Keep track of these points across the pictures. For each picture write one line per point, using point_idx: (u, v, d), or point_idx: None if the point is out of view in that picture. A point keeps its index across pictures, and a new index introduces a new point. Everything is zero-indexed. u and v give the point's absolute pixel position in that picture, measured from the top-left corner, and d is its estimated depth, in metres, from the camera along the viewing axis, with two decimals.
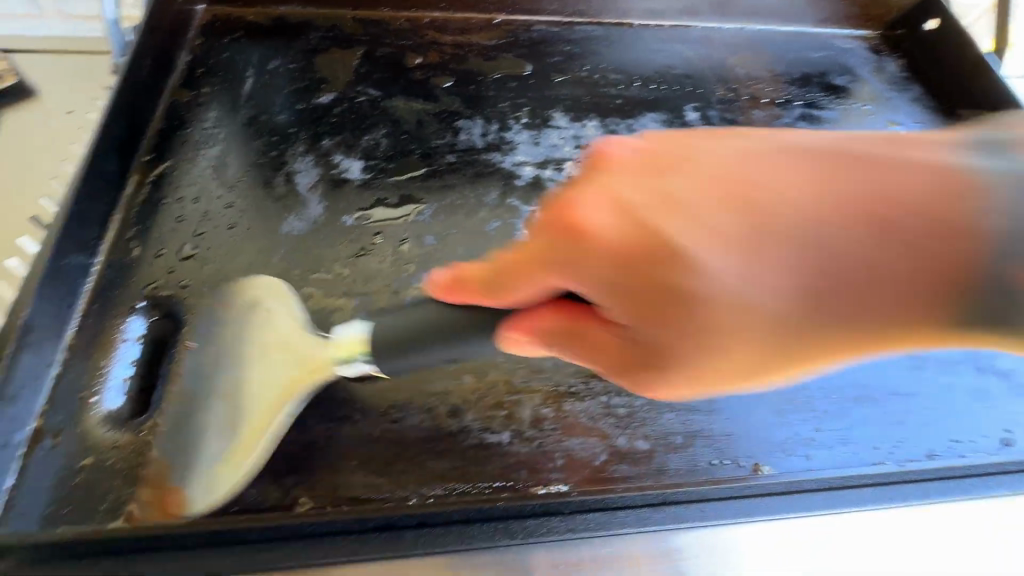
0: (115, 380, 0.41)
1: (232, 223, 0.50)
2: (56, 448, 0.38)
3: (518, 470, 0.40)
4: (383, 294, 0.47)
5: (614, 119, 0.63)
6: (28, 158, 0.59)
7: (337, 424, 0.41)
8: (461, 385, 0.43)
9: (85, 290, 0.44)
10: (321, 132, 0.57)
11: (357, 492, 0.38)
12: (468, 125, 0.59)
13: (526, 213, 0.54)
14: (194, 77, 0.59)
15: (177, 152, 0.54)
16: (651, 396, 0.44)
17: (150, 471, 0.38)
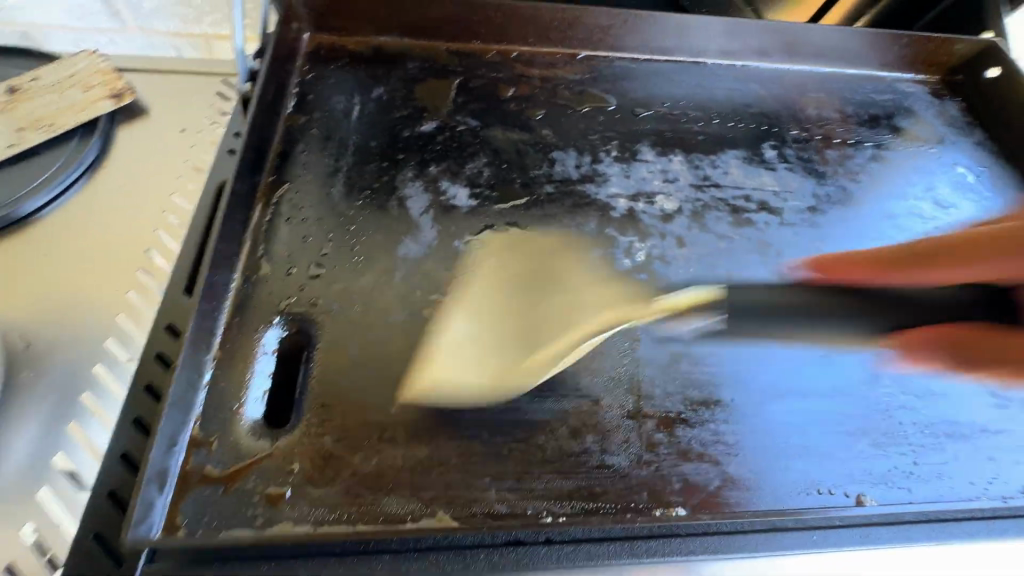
0: (257, 391, 0.44)
1: (352, 243, 0.52)
2: (211, 454, 0.40)
3: (638, 493, 0.42)
4: (498, 318, 0.49)
5: (697, 154, 0.66)
6: (147, 171, 0.62)
7: (469, 442, 0.43)
8: (578, 407, 0.45)
9: (226, 304, 0.47)
10: (427, 159, 0.60)
11: (491, 508, 0.40)
12: (562, 157, 0.63)
13: (623, 243, 0.56)
14: (305, 102, 0.63)
15: (296, 174, 0.57)
16: (755, 426, 0.46)
17: (298, 480, 0.40)
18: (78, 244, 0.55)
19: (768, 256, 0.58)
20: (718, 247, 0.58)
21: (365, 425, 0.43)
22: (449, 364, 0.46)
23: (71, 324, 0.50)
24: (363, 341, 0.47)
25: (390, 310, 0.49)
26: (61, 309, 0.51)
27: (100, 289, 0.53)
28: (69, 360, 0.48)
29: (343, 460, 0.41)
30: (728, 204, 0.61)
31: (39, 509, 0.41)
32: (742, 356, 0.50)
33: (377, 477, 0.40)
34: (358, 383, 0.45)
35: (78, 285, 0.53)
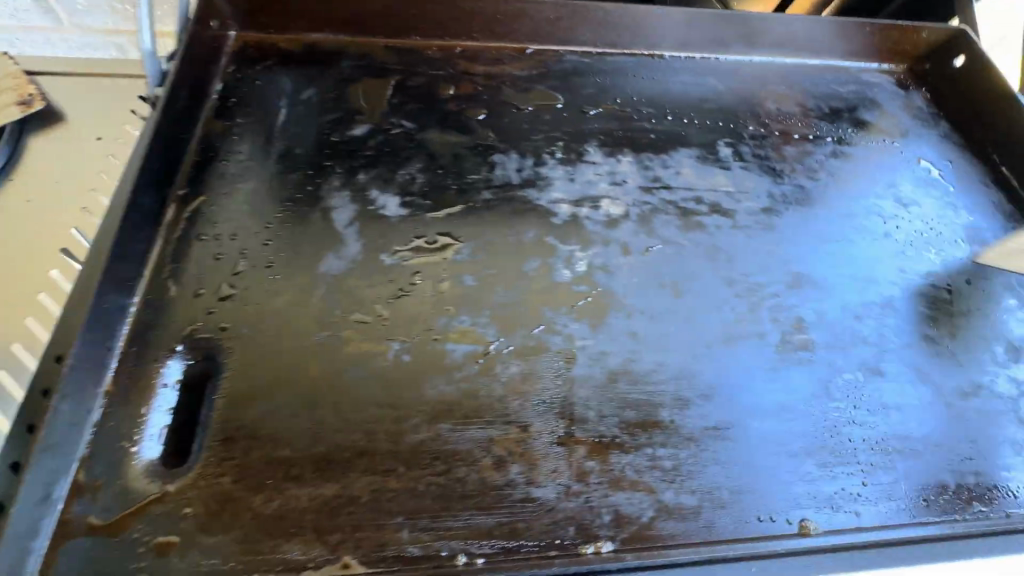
0: (153, 428, 0.41)
1: (269, 260, 0.49)
2: (95, 502, 0.37)
3: (564, 528, 0.39)
4: (423, 338, 0.46)
5: (648, 154, 0.62)
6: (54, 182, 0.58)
7: (382, 477, 0.40)
8: (505, 434, 0.42)
9: (124, 332, 0.44)
10: (356, 166, 0.56)
11: (403, 550, 0.37)
12: (502, 160, 0.59)
13: (564, 253, 0.53)
14: (227, 106, 0.59)
15: (213, 185, 0.53)
16: (695, 449, 0.43)
17: (192, 528, 0.36)
18: None
19: (719, 262, 0.55)
20: (667, 253, 0.55)
21: (269, 463, 0.39)
22: (366, 392, 0.43)
23: None
24: (273, 368, 0.43)
25: (307, 332, 0.45)
26: None
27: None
28: None
29: (244, 502, 0.38)
30: (678, 207, 0.58)
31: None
32: (686, 372, 0.48)
33: (279, 521, 0.37)
34: (263, 413, 0.41)
35: None
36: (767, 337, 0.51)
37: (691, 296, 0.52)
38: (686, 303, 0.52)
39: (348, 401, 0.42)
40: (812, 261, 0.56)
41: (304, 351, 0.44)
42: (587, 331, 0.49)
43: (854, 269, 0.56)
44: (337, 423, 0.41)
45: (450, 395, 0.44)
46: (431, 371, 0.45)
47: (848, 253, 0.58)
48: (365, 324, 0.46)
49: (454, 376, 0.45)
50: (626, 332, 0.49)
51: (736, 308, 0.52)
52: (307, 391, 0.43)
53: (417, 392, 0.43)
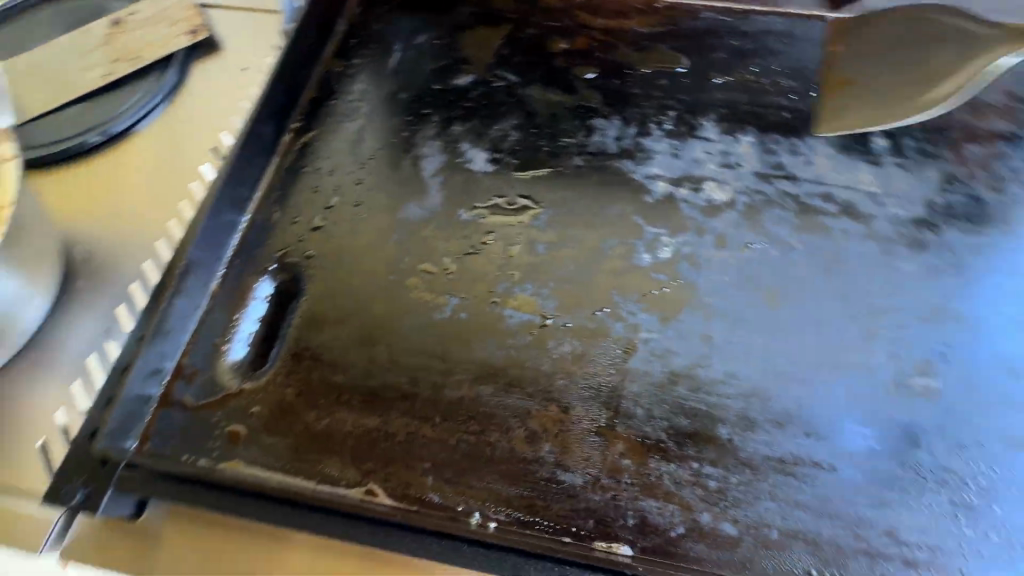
0: (243, 333, 0.46)
1: (359, 199, 0.52)
2: (191, 384, 0.44)
3: (583, 519, 0.38)
4: (482, 299, 0.46)
5: (776, 136, 0.53)
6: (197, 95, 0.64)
7: (419, 423, 0.41)
8: (543, 411, 0.41)
9: (231, 245, 0.49)
10: (453, 116, 0.56)
11: (424, 495, 0.39)
12: (603, 125, 0.55)
13: (648, 236, 0.49)
14: (348, 46, 0.61)
15: (323, 122, 0.57)
16: (750, 477, 0.39)
17: (256, 426, 0.42)
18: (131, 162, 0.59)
19: (835, 274, 0.46)
20: (770, 254, 0.47)
21: (326, 385, 0.43)
22: (421, 339, 0.45)
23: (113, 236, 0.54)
24: (345, 301, 0.47)
25: (379, 273, 0.48)
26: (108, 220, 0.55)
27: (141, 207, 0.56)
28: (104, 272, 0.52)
29: (299, 415, 0.42)
30: (798, 202, 0.50)
31: (45, 426, 0.45)
32: (760, 392, 0.42)
33: (324, 437, 0.41)
34: (329, 339, 0.45)
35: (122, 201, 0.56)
36: (875, 374, 0.42)
37: (788, 307, 0.45)
38: (781, 315, 0.45)
39: (403, 345, 0.45)
40: (962, 292, 0.45)
41: (373, 290, 0.47)
42: (655, 324, 0.45)
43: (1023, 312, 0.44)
44: (391, 363, 0.44)
45: (497, 359, 0.43)
46: (484, 333, 0.45)
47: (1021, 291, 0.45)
48: (431, 275, 0.48)
49: (505, 342, 0.44)
50: (699, 333, 0.44)
51: (843, 332, 0.44)
52: (370, 326, 0.45)
53: (467, 350, 0.44)
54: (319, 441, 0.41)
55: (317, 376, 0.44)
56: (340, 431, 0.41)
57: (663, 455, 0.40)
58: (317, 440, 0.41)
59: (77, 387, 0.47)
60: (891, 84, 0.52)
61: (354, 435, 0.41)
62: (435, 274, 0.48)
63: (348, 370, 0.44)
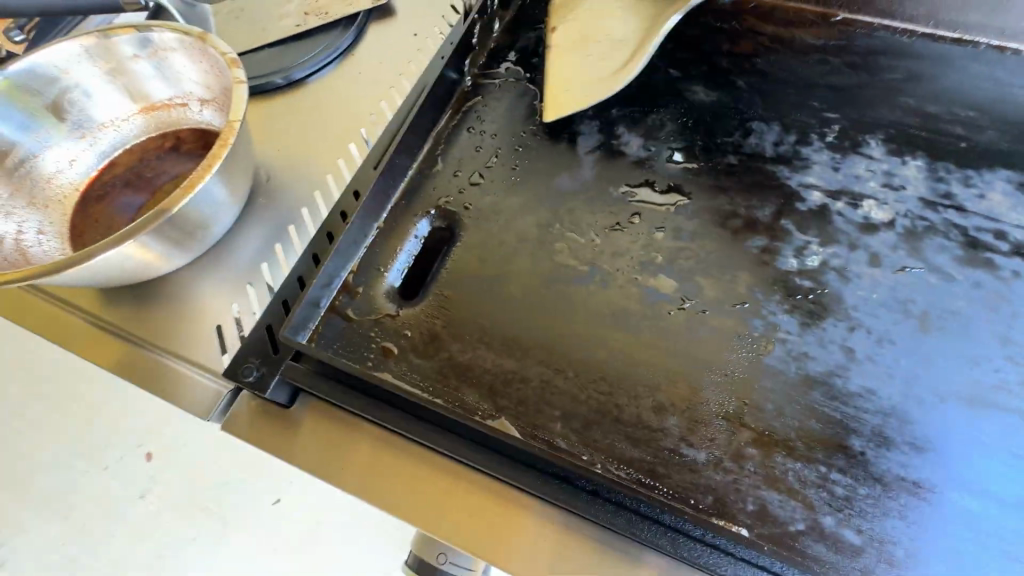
0: (399, 265, 0.51)
1: (516, 164, 0.55)
2: (353, 301, 0.49)
3: (703, 494, 0.39)
4: (623, 273, 0.48)
5: (948, 164, 0.51)
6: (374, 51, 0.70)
7: (553, 374, 0.44)
8: (673, 387, 0.43)
9: (400, 187, 0.55)
10: (613, 100, 0.58)
11: (551, 439, 0.42)
12: (761, 129, 0.55)
13: (796, 241, 0.49)
14: (519, 23, 0.65)
15: (489, 89, 0.61)
16: (879, 492, 0.38)
17: (407, 348, 0.46)
18: (313, 104, 0.66)
19: (998, 313, 0.44)
20: (927, 280, 0.46)
21: (470, 324, 0.47)
22: (561, 299, 0.48)
23: (292, 166, 0.61)
24: (494, 253, 0.51)
25: (528, 233, 0.51)
26: (289, 152, 0.63)
27: (317, 143, 0.63)
28: (283, 195, 0.60)
29: (445, 346, 0.46)
30: (964, 234, 0.48)
31: (221, 314, 0.53)
32: (901, 413, 0.41)
33: (466, 370, 0.45)
34: (477, 284, 0.49)
35: (303, 136, 0.64)
36: None
37: (942, 337, 0.44)
38: (933, 343, 0.44)
39: (543, 301, 0.48)
40: None
41: (520, 247, 0.51)
42: (794, 327, 0.45)
43: None
44: (532, 315, 0.47)
45: (632, 331, 0.46)
46: (623, 305, 0.47)
47: None
48: (577, 244, 0.50)
49: (642, 316, 0.46)
50: (840, 344, 0.44)
51: (1001, 372, 0.42)
52: (515, 280, 0.49)
53: (604, 317, 0.46)
54: (460, 373, 0.45)
55: (463, 314, 0.47)
56: (480, 367, 0.45)
57: (789, 452, 0.40)
58: (457, 371, 0.45)
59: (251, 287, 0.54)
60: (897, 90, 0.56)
61: (492, 373, 0.45)
62: (580, 245, 0.50)
63: (491, 314, 0.47)
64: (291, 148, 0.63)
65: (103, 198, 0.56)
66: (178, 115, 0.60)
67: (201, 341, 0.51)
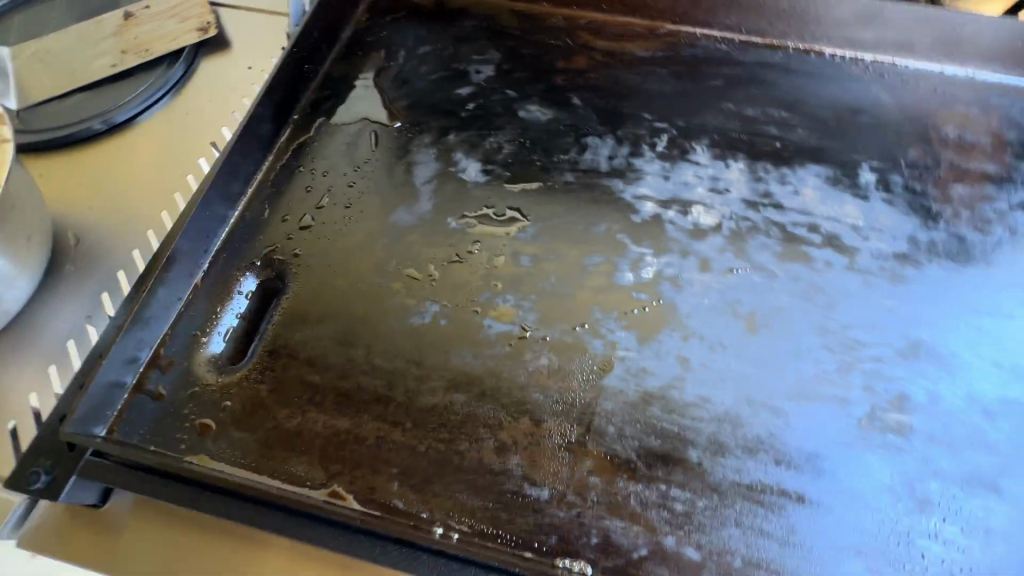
0: (222, 327, 0.47)
1: (349, 202, 0.52)
2: (165, 374, 0.44)
3: (547, 535, 0.37)
4: (463, 307, 0.46)
5: (765, 164, 0.54)
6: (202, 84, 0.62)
7: (388, 428, 0.41)
8: (515, 423, 0.41)
9: (221, 238, 0.50)
10: (450, 126, 0.57)
11: (387, 501, 0.39)
12: (596, 144, 0.56)
13: (632, 255, 0.49)
14: (353, 53, 0.63)
15: (321, 124, 0.58)
16: (716, 503, 0.39)
17: (224, 421, 0.42)
18: (125, 146, 0.57)
19: (816, 305, 0.47)
20: (753, 280, 0.48)
21: (297, 383, 0.43)
22: (397, 342, 0.45)
23: (108, 222, 0.52)
24: (326, 301, 0.47)
25: (363, 276, 0.48)
26: (95, 205, 0.53)
27: (133, 193, 0.54)
28: (90, 252, 0.50)
29: (272, 413, 0.42)
30: (783, 230, 0.50)
31: (13, 410, 0.42)
32: (734, 417, 0.42)
33: (293, 438, 0.41)
34: (307, 338, 0.45)
35: (114, 187, 0.54)
36: (850, 406, 0.42)
37: (768, 334, 0.45)
38: (760, 341, 0.45)
39: (378, 347, 0.45)
40: (939, 330, 0.46)
41: (354, 291, 0.48)
42: (633, 343, 0.45)
43: (996, 354, 0.44)
44: (365, 364, 0.44)
45: (473, 368, 0.44)
46: (463, 342, 0.45)
47: (996, 332, 0.45)
48: (414, 282, 0.48)
49: (484, 351, 0.44)
50: (676, 354, 0.44)
51: (820, 363, 0.44)
52: (347, 326, 0.46)
53: (444, 357, 0.44)
54: (285, 441, 0.41)
55: (290, 374, 0.44)
56: (309, 431, 0.41)
57: (631, 474, 0.39)
58: (282, 440, 0.41)
59: (52, 370, 0.44)
60: (720, 98, 0.59)
61: (323, 436, 0.41)
62: (418, 283, 0.48)
63: (323, 369, 0.44)
64: (101, 201, 0.53)
65: None
66: None
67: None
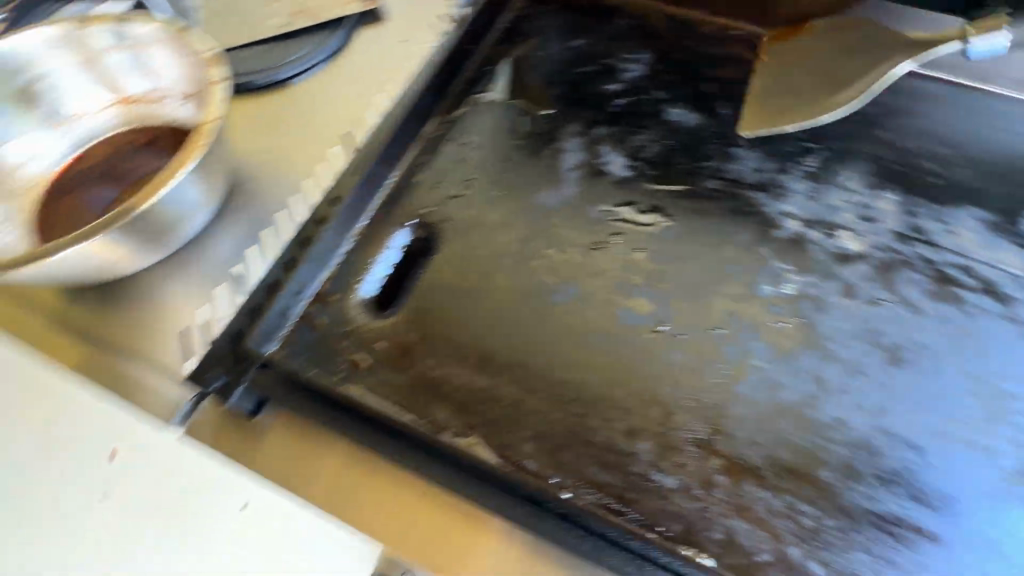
0: (375, 275, 0.50)
1: (497, 178, 0.55)
2: (324, 309, 0.48)
3: (672, 522, 0.39)
4: (600, 294, 0.48)
5: (920, 199, 0.53)
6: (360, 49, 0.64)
7: (525, 393, 0.43)
8: (645, 412, 0.43)
9: (380, 195, 0.54)
10: (598, 119, 0.59)
11: (520, 461, 0.41)
12: (743, 155, 0.56)
13: (773, 269, 0.49)
14: (509, 38, 0.65)
15: (475, 102, 0.61)
16: (844, 525, 0.39)
17: (375, 360, 0.45)
18: (289, 98, 0.61)
19: (966, 349, 0.45)
20: (897, 314, 0.47)
21: (442, 337, 0.46)
22: (536, 316, 0.47)
23: (274, 167, 0.57)
24: (472, 266, 0.50)
25: (507, 249, 0.51)
26: (267, 148, 0.58)
27: (297, 146, 0.58)
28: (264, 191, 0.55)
29: (417, 361, 0.45)
30: (935, 269, 0.49)
31: (190, 318, 0.50)
32: (869, 444, 0.41)
33: (435, 386, 0.44)
34: (453, 297, 0.48)
35: (282, 134, 0.59)
36: (995, 456, 0.41)
37: (910, 370, 0.44)
38: (901, 375, 0.44)
39: (518, 317, 0.47)
40: None
41: (498, 260, 0.50)
42: (767, 355, 0.45)
43: None
44: (504, 330, 0.46)
45: (607, 353, 0.45)
46: (599, 326, 0.47)
47: None
48: (556, 262, 0.50)
49: (618, 338, 0.46)
50: (811, 373, 0.44)
51: (965, 407, 0.43)
52: (490, 293, 0.48)
53: (580, 337, 0.46)
54: (429, 389, 0.44)
55: (436, 327, 0.47)
56: (451, 384, 0.44)
57: (759, 480, 0.40)
58: (426, 387, 0.44)
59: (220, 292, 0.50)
60: (876, 125, 0.57)
61: (463, 390, 0.44)
62: (560, 263, 0.50)
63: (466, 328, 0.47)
64: (271, 146, 0.58)
65: (69, 191, 0.54)
66: (154, 109, 0.57)
67: (167, 343, 0.49)
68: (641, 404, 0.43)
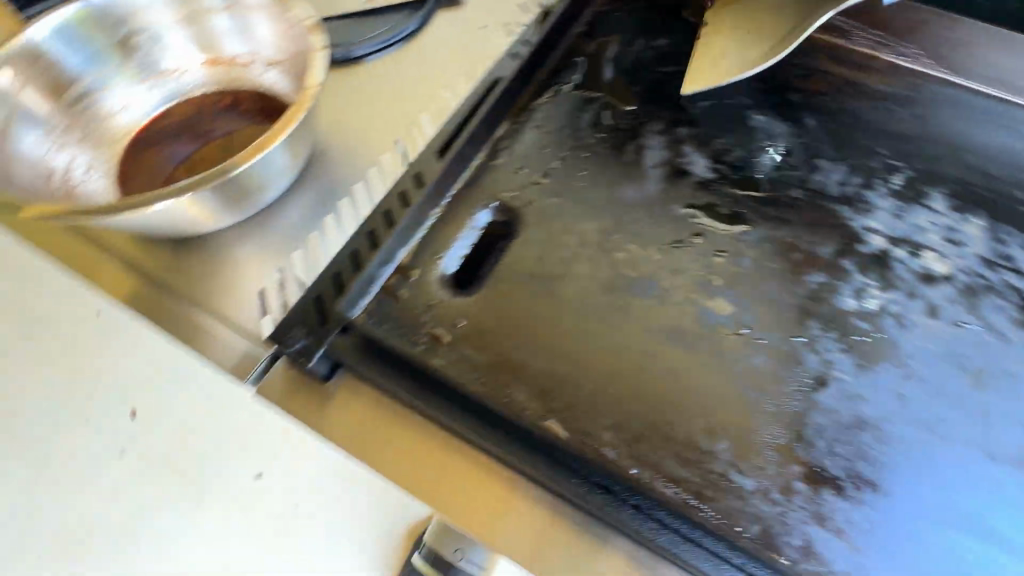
0: (455, 252, 0.51)
1: (580, 168, 0.55)
2: (404, 282, 0.48)
3: (751, 523, 0.39)
4: (682, 291, 0.48)
5: (1008, 226, 0.52)
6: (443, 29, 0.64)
7: (604, 382, 0.44)
8: (726, 412, 0.43)
9: (462, 175, 0.54)
10: (681, 119, 0.59)
11: (599, 448, 0.41)
12: (827, 167, 0.55)
13: (856, 283, 0.49)
14: (592, 32, 0.65)
15: (557, 92, 0.61)
16: (926, 544, 0.38)
17: (456, 337, 0.46)
18: (371, 73, 0.62)
19: None
20: (982, 339, 0.46)
21: (522, 319, 0.46)
22: (616, 307, 0.47)
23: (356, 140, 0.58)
24: (553, 253, 0.50)
25: (589, 239, 0.51)
26: (350, 121, 0.59)
27: (377, 121, 0.59)
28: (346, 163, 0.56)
29: (497, 341, 0.45)
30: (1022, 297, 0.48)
31: (263, 278, 0.50)
32: (951, 466, 0.41)
33: (515, 367, 0.44)
34: (533, 282, 0.48)
35: (365, 108, 0.60)
36: None
37: (993, 396, 0.44)
38: (985, 401, 0.44)
39: (598, 307, 0.47)
40: None
41: (580, 249, 0.50)
42: (849, 367, 0.45)
43: None
44: (585, 318, 0.47)
45: (687, 350, 0.45)
46: (680, 323, 0.47)
47: None
48: (638, 256, 0.50)
49: (698, 336, 0.46)
50: (893, 390, 0.44)
51: None
52: (571, 280, 0.49)
53: (660, 332, 0.46)
54: (509, 369, 0.44)
55: (516, 310, 0.47)
56: (531, 366, 0.44)
57: (840, 492, 0.40)
58: (506, 367, 0.44)
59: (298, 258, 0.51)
60: (964, 149, 0.57)
61: (542, 373, 0.44)
62: (642, 257, 0.50)
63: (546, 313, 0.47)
64: (353, 119, 0.59)
65: (153, 144, 0.55)
66: (240, 73, 0.58)
67: (240, 301, 0.49)
68: (722, 405, 0.43)
